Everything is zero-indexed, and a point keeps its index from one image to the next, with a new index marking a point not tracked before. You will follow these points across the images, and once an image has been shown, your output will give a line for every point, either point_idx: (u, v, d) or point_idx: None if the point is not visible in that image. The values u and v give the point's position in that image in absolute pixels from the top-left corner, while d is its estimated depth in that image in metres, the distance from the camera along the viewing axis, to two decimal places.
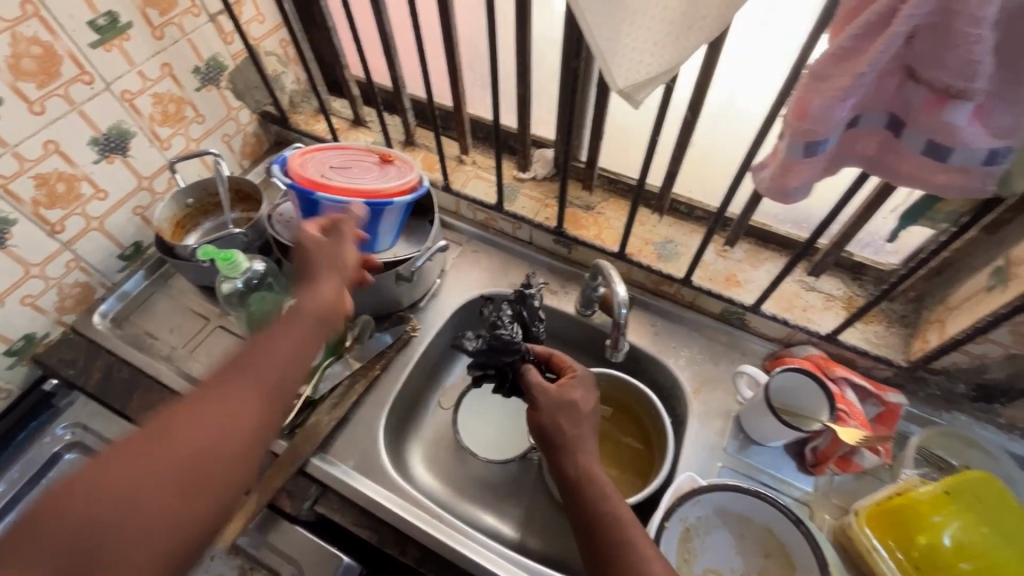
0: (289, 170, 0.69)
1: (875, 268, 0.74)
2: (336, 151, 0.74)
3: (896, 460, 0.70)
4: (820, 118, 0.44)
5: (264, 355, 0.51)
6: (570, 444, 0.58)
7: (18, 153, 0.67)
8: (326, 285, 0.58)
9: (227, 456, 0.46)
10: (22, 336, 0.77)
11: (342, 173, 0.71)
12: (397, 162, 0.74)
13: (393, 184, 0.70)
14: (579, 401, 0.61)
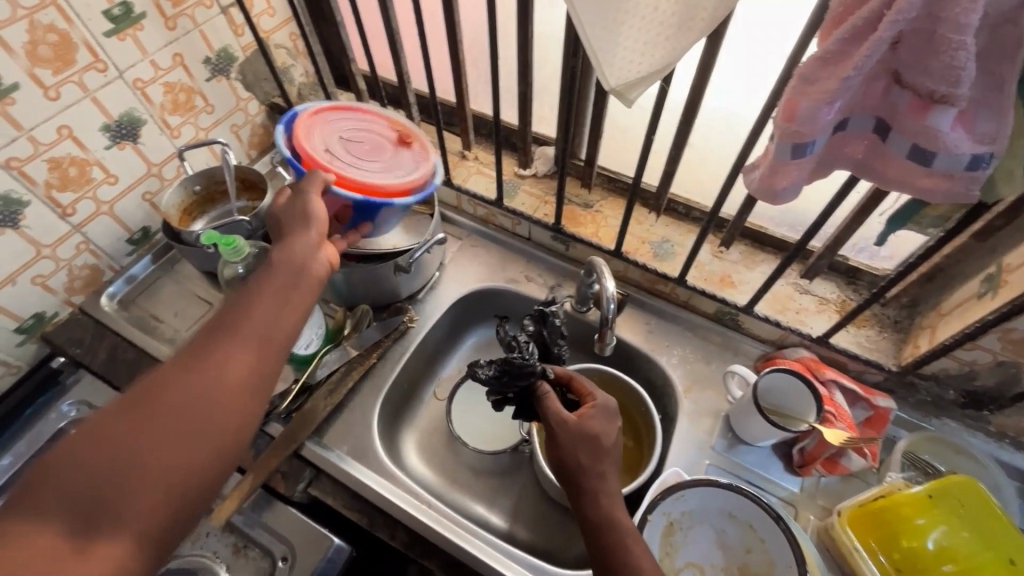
0: (293, 136, 0.67)
1: (869, 273, 0.74)
2: (349, 125, 0.72)
3: (883, 464, 0.71)
4: (807, 120, 0.44)
5: (247, 309, 0.51)
6: (593, 483, 0.55)
7: (33, 137, 0.69)
8: (302, 238, 0.57)
9: (221, 397, 0.46)
10: (32, 314, 0.79)
11: (346, 154, 0.68)
12: (409, 154, 0.72)
13: (395, 183, 0.67)
14: (599, 434, 0.57)
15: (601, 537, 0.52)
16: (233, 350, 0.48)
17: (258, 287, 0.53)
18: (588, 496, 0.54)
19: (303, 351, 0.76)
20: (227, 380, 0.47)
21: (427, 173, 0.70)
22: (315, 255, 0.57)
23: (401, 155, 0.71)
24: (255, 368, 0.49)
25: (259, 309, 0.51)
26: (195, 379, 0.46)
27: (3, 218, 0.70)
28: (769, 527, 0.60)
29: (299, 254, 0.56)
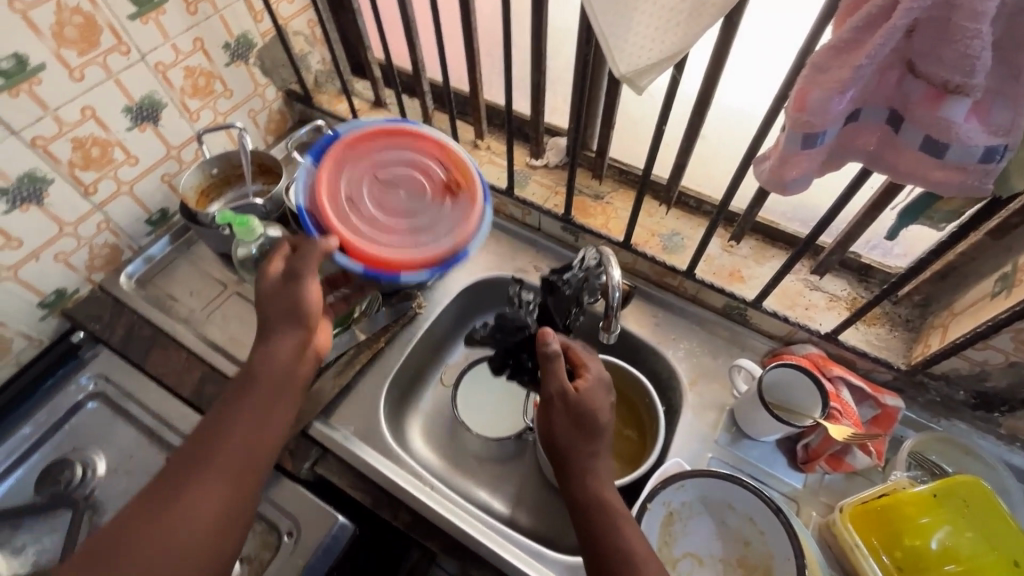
0: (316, 179, 0.67)
1: (881, 271, 0.73)
2: (388, 163, 0.69)
3: (888, 463, 0.70)
4: (818, 110, 0.44)
5: (235, 422, 0.59)
6: (585, 460, 0.58)
7: (58, 116, 0.71)
8: (277, 340, 0.63)
9: (206, 510, 0.54)
10: (54, 290, 0.81)
11: (371, 206, 0.68)
12: (442, 209, 0.69)
13: (402, 256, 0.66)
14: (596, 411, 0.59)
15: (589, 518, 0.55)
16: (219, 466, 0.56)
17: (245, 401, 0.61)
18: (580, 475, 0.57)
19: None
20: (212, 496, 0.55)
21: (451, 240, 0.67)
22: (288, 357, 0.63)
23: (432, 210, 0.69)
24: (237, 482, 0.57)
25: (239, 426, 0.59)
26: (186, 495, 0.54)
27: (28, 194, 0.72)
28: (768, 520, 0.60)
29: (277, 358, 0.63)
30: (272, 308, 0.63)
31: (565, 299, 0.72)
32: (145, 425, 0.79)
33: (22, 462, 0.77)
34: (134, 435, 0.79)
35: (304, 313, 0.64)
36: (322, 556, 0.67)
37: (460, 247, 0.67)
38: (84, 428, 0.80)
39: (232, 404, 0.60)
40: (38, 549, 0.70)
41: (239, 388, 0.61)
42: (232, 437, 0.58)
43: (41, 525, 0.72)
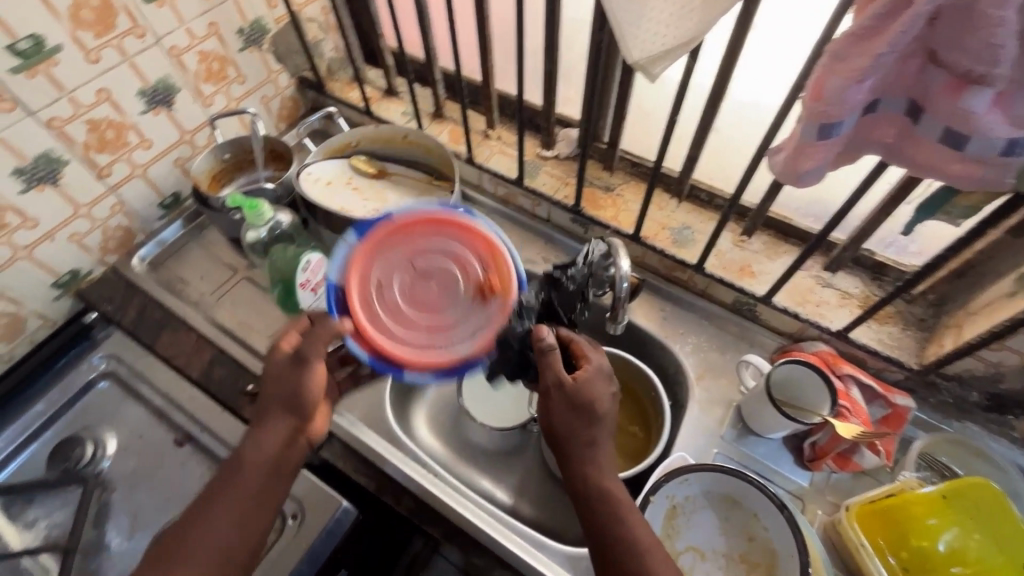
0: (352, 257, 0.64)
1: (896, 269, 0.72)
2: (429, 252, 0.65)
3: (897, 464, 0.69)
4: (836, 100, 0.43)
5: (219, 509, 0.57)
6: (586, 450, 0.57)
7: (74, 98, 0.72)
8: (269, 429, 0.61)
9: None
10: (69, 270, 0.82)
11: (400, 295, 0.63)
12: (471, 311, 0.63)
13: (415, 356, 0.60)
14: (597, 399, 0.57)
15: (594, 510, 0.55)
16: (199, 556, 0.54)
17: (231, 485, 0.58)
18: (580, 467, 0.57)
19: None
20: None
21: (471, 347, 0.61)
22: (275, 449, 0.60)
23: (460, 309, 0.63)
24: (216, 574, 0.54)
25: (218, 520, 0.56)
26: None
27: (43, 175, 0.73)
28: (773, 515, 0.59)
29: (268, 449, 0.60)
30: (272, 393, 0.62)
31: (568, 295, 0.76)
32: (155, 406, 0.80)
33: (36, 438, 0.79)
34: (144, 415, 0.80)
35: (303, 399, 0.62)
36: (325, 538, 0.68)
37: (478, 357, 0.61)
38: (95, 407, 0.81)
39: (217, 492, 0.58)
40: (50, 524, 0.72)
41: (226, 476, 0.59)
42: (210, 530, 0.55)
43: (53, 500, 0.73)
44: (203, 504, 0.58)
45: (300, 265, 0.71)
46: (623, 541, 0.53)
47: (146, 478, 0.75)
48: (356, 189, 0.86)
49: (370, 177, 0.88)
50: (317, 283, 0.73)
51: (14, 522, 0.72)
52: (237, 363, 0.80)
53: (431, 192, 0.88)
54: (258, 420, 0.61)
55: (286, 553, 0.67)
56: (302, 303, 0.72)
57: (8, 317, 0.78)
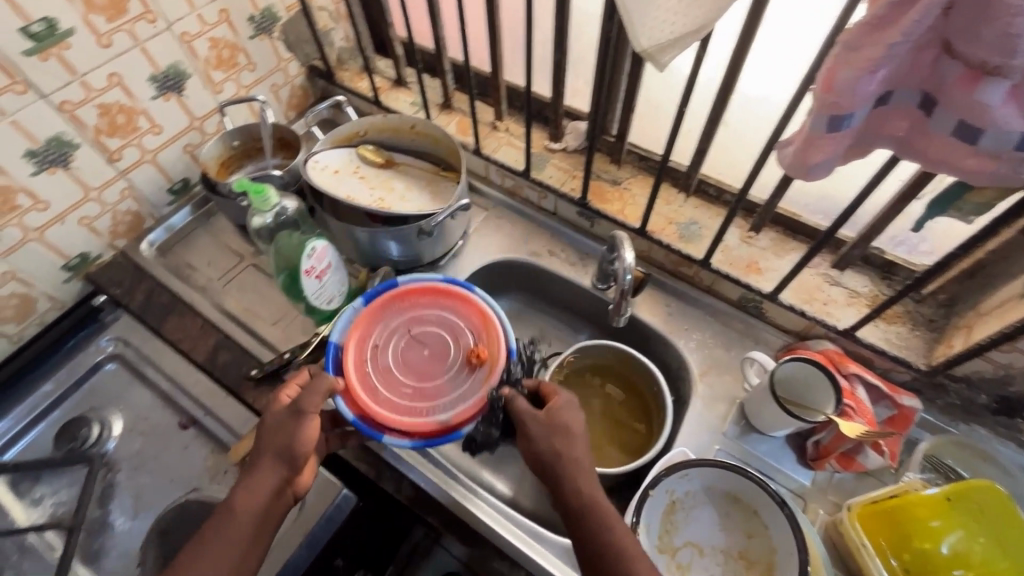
0: (355, 321, 0.72)
1: (906, 268, 0.71)
2: (429, 319, 0.73)
3: (901, 465, 0.69)
4: (846, 91, 0.42)
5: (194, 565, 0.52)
6: (573, 466, 0.57)
7: (86, 82, 0.72)
8: (262, 481, 0.57)
9: None
10: (78, 253, 0.83)
11: (395, 360, 0.70)
12: (457, 380, 0.69)
13: (398, 421, 0.66)
14: (569, 420, 0.59)
15: (586, 526, 0.54)
16: None
17: (212, 536, 0.54)
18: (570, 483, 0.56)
19: (326, 307, 0.78)
20: None
21: (453, 415, 0.66)
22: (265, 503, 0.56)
23: (448, 378, 0.69)
24: None
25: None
26: None
27: (54, 158, 0.74)
28: (773, 513, 0.59)
29: (258, 500, 0.56)
30: (268, 442, 0.59)
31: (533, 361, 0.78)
32: (160, 389, 0.81)
33: (44, 417, 0.80)
34: (150, 398, 0.81)
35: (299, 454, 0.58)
36: (325, 524, 0.68)
37: (457, 427, 0.66)
38: (102, 388, 0.82)
39: (202, 543, 0.54)
40: (56, 502, 0.73)
41: (212, 527, 0.55)
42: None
43: (59, 479, 0.74)
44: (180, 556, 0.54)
45: (305, 252, 0.71)
46: (622, 554, 0.52)
47: (150, 460, 0.76)
48: (363, 177, 0.86)
49: (377, 167, 0.88)
50: (321, 270, 0.74)
51: (21, 500, 0.73)
52: (242, 348, 0.80)
53: (437, 183, 0.88)
54: (251, 470, 0.58)
55: (287, 537, 0.67)
56: (307, 290, 0.73)
57: (19, 298, 0.79)
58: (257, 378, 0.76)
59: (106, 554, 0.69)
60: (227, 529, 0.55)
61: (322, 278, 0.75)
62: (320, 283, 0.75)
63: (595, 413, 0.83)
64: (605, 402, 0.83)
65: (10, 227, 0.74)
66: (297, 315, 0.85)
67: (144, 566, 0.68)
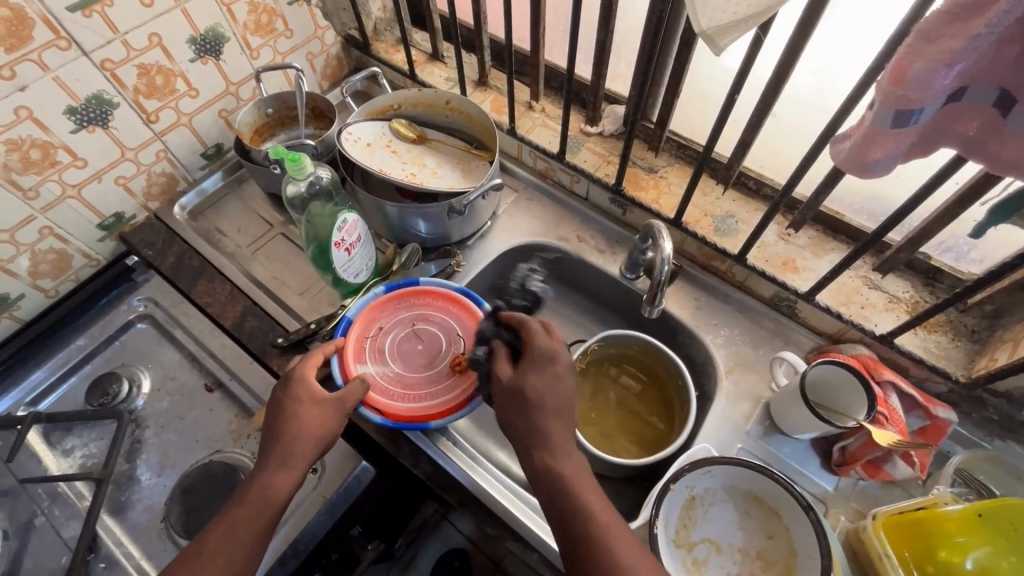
0: (371, 304, 0.75)
1: (952, 275, 0.69)
2: (434, 320, 0.74)
3: (930, 477, 0.67)
4: (919, 85, 0.40)
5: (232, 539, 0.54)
6: (543, 439, 0.56)
7: (127, 41, 0.72)
8: (292, 472, 0.57)
9: None
10: (113, 213, 0.84)
11: (395, 347, 0.73)
12: (442, 381, 0.70)
13: (375, 398, 0.68)
14: (541, 386, 0.58)
15: (553, 502, 0.53)
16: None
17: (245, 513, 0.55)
18: (537, 455, 0.56)
19: (352, 281, 0.78)
20: None
21: (423, 409, 0.68)
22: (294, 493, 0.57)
23: (430, 376, 0.71)
24: None
25: (236, 548, 0.53)
26: None
27: (94, 115, 0.74)
28: (796, 515, 0.58)
29: (293, 480, 0.58)
30: (302, 430, 0.59)
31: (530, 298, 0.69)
32: (188, 351, 0.83)
33: (76, 371, 0.82)
34: (178, 358, 0.83)
35: (324, 447, 0.60)
36: (343, 494, 0.69)
37: (423, 420, 0.67)
38: (132, 346, 0.84)
39: (228, 524, 0.55)
40: (85, 454, 0.75)
41: (238, 507, 0.56)
42: (222, 565, 0.52)
43: (89, 432, 0.76)
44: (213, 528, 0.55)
45: (336, 225, 0.71)
46: (585, 528, 0.51)
47: (177, 419, 0.77)
48: (395, 151, 0.85)
49: (410, 142, 0.87)
50: (350, 243, 0.74)
51: (53, 450, 0.75)
52: (269, 316, 0.81)
53: (468, 161, 0.86)
54: (282, 457, 0.58)
55: (307, 503, 0.68)
56: (336, 263, 0.73)
57: (55, 253, 0.81)
58: (283, 346, 0.76)
59: (131, 507, 0.71)
60: (258, 514, 0.55)
61: (351, 251, 0.75)
62: (349, 256, 0.75)
63: (610, 402, 0.82)
64: (620, 392, 0.82)
65: (50, 182, 0.74)
66: (324, 286, 0.85)
67: (168, 522, 0.69)
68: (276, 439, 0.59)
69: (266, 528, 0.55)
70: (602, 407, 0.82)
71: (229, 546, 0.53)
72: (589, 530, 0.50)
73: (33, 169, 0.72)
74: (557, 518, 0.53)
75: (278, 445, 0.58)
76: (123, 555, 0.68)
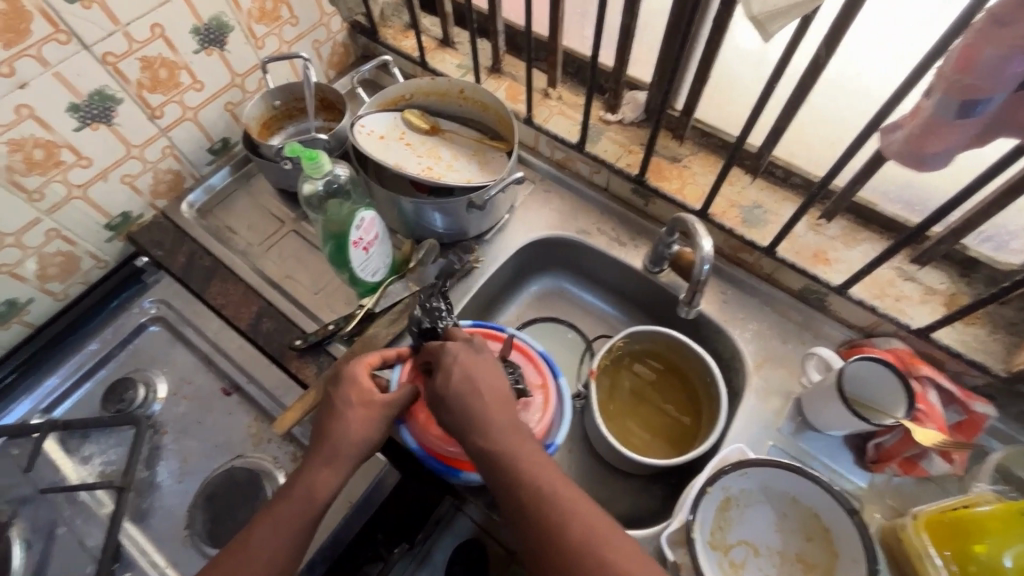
0: None
1: (990, 266, 0.66)
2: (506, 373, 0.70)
3: (967, 473, 0.66)
4: (988, 73, 0.38)
5: (270, 537, 0.53)
6: (470, 423, 0.55)
7: (128, 33, 0.69)
8: (336, 473, 0.56)
9: None
10: (120, 212, 0.82)
11: None
12: None
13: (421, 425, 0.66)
14: (451, 369, 0.58)
15: (494, 475, 0.53)
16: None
17: (286, 513, 0.54)
18: (470, 438, 0.55)
19: (370, 280, 0.76)
20: None
21: (462, 457, 0.64)
22: (336, 494, 0.56)
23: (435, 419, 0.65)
24: None
25: (273, 548, 0.52)
26: None
27: (98, 113, 0.71)
28: (838, 517, 0.57)
29: (332, 484, 0.56)
30: (347, 431, 0.57)
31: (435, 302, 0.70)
32: (202, 352, 0.81)
33: (90, 376, 0.80)
34: (193, 361, 0.81)
35: (371, 449, 0.58)
36: (366, 501, 0.69)
37: (460, 468, 0.64)
38: (146, 350, 0.82)
39: (273, 520, 0.54)
40: (103, 461, 0.74)
41: (282, 505, 0.55)
42: (263, 562, 0.52)
43: (107, 439, 0.75)
44: (254, 524, 0.54)
45: (353, 223, 0.69)
46: (529, 493, 0.51)
47: (195, 425, 0.76)
48: (409, 144, 0.82)
49: (423, 133, 0.84)
50: (368, 242, 0.72)
51: (71, 457, 0.73)
52: (285, 317, 0.79)
53: (484, 152, 0.83)
54: (328, 457, 0.56)
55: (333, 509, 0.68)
56: (353, 262, 0.71)
57: (63, 256, 0.78)
58: (301, 348, 0.75)
59: (153, 514, 0.70)
60: (302, 513, 0.54)
61: (368, 250, 0.73)
62: (366, 255, 0.73)
63: (625, 392, 0.80)
64: (634, 382, 0.81)
65: (54, 183, 0.72)
66: (340, 284, 0.83)
67: (192, 529, 0.68)
68: (321, 435, 0.58)
69: (309, 528, 0.54)
70: (619, 400, 0.80)
71: (272, 545, 0.52)
72: (534, 494, 0.51)
73: (37, 169, 0.69)
74: (499, 489, 0.53)
75: (324, 443, 0.57)
76: (148, 563, 0.67)
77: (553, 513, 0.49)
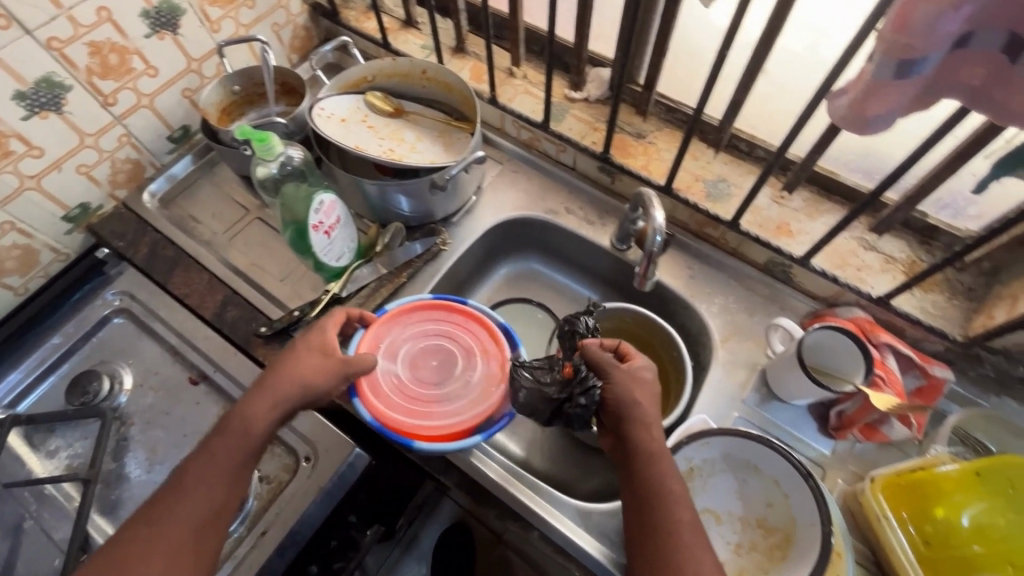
0: (406, 308, 0.70)
1: (948, 233, 0.67)
2: (462, 345, 0.68)
3: (927, 437, 0.67)
4: (923, 31, 0.38)
5: (212, 466, 0.54)
6: (640, 421, 0.55)
7: (73, 17, 0.67)
8: (273, 406, 0.56)
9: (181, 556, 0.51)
10: (78, 204, 0.80)
11: (416, 356, 0.67)
12: (448, 406, 0.64)
13: (376, 399, 0.63)
14: (641, 368, 0.58)
15: (634, 486, 0.53)
16: (189, 507, 0.52)
17: (225, 444, 0.55)
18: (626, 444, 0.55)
19: (335, 265, 0.75)
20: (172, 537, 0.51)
21: (417, 427, 0.62)
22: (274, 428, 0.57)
23: (528, 391, 0.62)
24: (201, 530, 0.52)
25: (214, 477, 0.53)
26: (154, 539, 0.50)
27: (46, 101, 0.70)
28: (795, 482, 0.57)
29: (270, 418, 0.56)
30: (289, 367, 0.58)
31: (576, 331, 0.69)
32: (168, 343, 0.80)
33: (54, 370, 0.79)
34: (159, 352, 0.80)
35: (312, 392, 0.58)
36: (338, 482, 0.68)
37: (411, 437, 0.61)
38: (111, 342, 0.81)
39: (211, 453, 0.55)
40: (71, 454, 0.73)
41: (219, 439, 0.56)
42: (199, 494, 0.53)
43: (73, 433, 0.74)
44: (195, 455, 0.55)
45: (313, 207, 0.69)
46: (665, 508, 0.51)
47: (163, 415, 0.75)
48: (372, 126, 0.81)
49: (387, 116, 0.83)
50: (329, 226, 0.71)
51: (37, 452, 0.73)
52: (251, 305, 0.79)
53: (449, 133, 0.83)
54: (267, 391, 0.57)
55: (300, 493, 0.67)
56: (316, 247, 0.70)
57: (20, 249, 0.77)
58: (267, 335, 0.75)
59: (122, 505, 0.70)
60: (240, 445, 0.55)
61: (331, 234, 0.72)
62: (329, 239, 0.72)
63: None
64: None
65: (5, 174, 0.70)
66: (307, 271, 0.83)
67: None
68: (266, 373, 0.59)
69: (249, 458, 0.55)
70: None
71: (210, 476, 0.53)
72: (669, 517, 0.51)
73: None
74: (635, 491, 0.53)
75: (265, 380, 0.58)
76: None
77: (678, 537, 0.50)
